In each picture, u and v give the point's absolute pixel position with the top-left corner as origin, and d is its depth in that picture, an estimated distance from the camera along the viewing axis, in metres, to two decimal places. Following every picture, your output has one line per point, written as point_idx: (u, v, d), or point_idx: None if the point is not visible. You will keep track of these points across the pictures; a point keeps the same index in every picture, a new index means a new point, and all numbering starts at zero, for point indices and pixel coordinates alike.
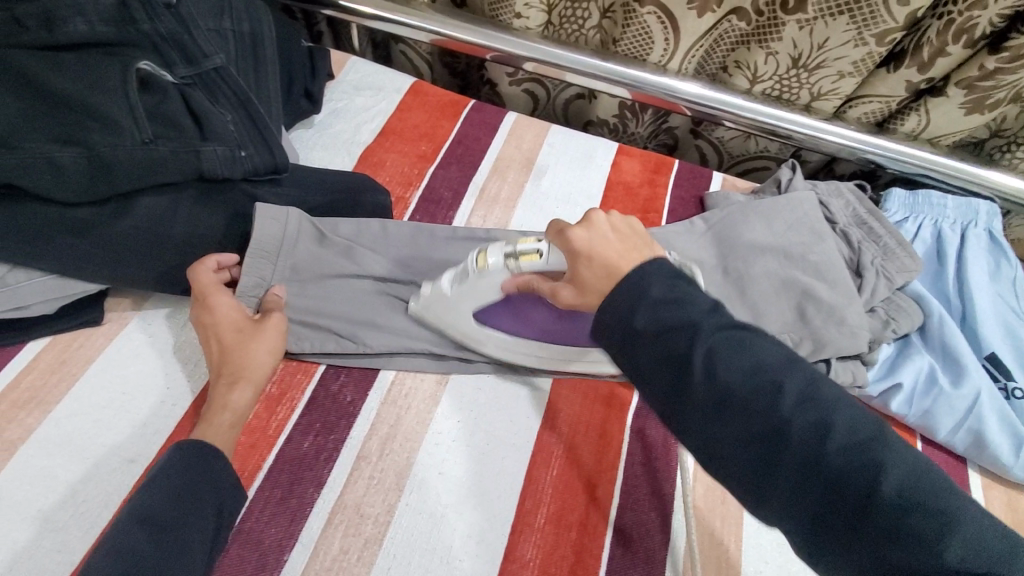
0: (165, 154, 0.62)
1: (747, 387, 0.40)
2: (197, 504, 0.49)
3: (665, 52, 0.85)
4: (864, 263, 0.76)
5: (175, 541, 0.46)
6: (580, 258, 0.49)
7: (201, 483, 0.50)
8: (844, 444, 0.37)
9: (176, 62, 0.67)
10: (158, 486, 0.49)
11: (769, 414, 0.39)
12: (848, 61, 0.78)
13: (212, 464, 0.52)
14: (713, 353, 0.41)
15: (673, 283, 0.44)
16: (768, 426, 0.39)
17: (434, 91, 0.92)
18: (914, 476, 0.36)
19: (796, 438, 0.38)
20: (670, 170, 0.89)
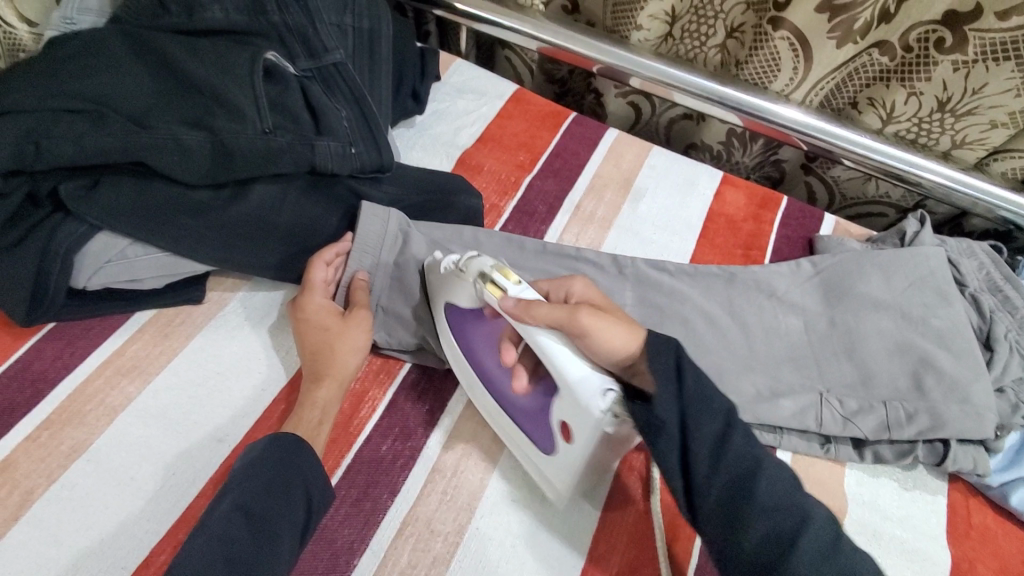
0: (282, 145, 0.63)
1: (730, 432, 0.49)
2: (289, 497, 0.49)
3: (790, 82, 0.80)
4: (997, 335, 0.68)
5: (267, 534, 0.46)
6: (584, 322, 0.49)
7: (293, 476, 0.50)
8: (776, 505, 0.46)
9: (298, 54, 0.69)
10: (251, 476, 0.49)
11: (740, 461, 0.48)
12: (1003, 111, 0.71)
13: (302, 461, 0.51)
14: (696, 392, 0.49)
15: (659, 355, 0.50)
16: (739, 485, 0.47)
17: (536, 101, 0.91)
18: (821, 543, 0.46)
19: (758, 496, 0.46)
20: (777, 207, 0.84)
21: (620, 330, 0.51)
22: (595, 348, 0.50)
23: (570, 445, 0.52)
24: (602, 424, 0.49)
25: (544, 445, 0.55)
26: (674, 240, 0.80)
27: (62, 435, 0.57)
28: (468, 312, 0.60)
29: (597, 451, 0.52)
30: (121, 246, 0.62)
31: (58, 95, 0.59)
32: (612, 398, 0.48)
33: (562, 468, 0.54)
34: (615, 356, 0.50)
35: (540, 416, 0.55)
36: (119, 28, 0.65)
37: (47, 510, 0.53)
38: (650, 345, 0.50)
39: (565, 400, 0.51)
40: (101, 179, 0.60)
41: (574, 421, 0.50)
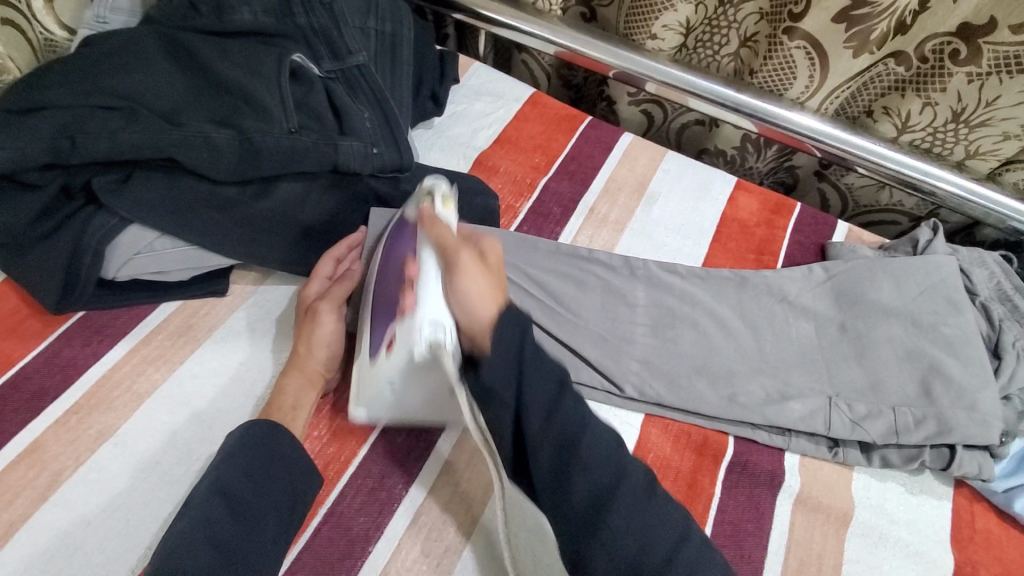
0: (307, 144, 0.65)
1: (560, 432, 0.49)
2: (271, 485, 0.51)
3: (806, 90, 0.80)
4: (1005, 343, 0.69)
5: (252, 519, 0.49)
6: (456, 267, 0.52)
7: (273, 461, 0.53)
8: (629, 525, 0.48)
9: (323, 56, 0.71)
10: (231, 464, 0.51)
11: (588, 478, 0.49)
12: (1017, 123, 0.71)
13: (281, 446, 0.53)
14: (541, 390, 0.51)
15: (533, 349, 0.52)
16: (578, 492, 0.48)
17: (552, 104, 0.92)
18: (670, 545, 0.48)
19: (613, 515, 0.48)
20: (790, 212, 0.85)
21: (489, 290, 0.52)
22: (455, 293, 0.51)
23: (388, 356, 0.53)
24: (412, 346, 0.50)
25: (373, 351, 0.57)
26: (686, 244, 0.81)
27: (91, 420, 0.59)
28: (407, 225, 0.62)
29: (408, 373, 0.53)
30: (149, 239, 0.64)
31: (94, 92, 0.61)
32: (436, 335, 0.50)
33: (371, 381, 0.56)
34: (473, 313, 0.51)
35: (382, 327, 0.57)
36: (152, 28, 0.67)
37: (75, 490, 0.55)
38: (502, 316, 0.51)
39: (405, 324, 0.52)
40: (133, 174, 0.62)
41: (400, 335, 0.52)
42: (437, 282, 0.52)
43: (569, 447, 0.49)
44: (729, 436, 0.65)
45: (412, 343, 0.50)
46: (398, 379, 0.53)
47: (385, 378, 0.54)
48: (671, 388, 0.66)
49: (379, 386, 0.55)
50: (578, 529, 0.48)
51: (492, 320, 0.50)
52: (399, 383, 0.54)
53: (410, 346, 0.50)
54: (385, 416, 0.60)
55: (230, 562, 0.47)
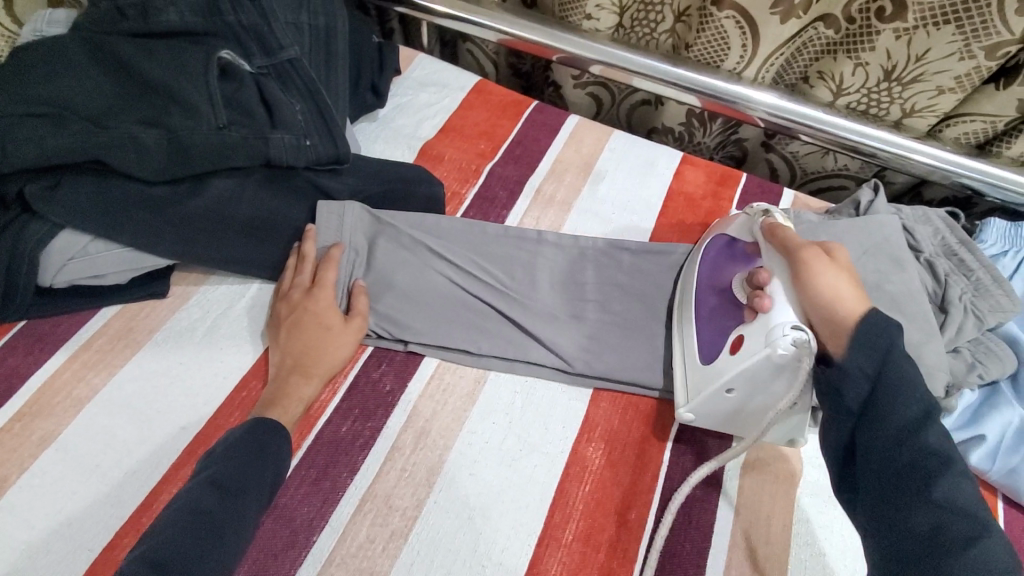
0: (236, 139, 0.65)
1: (880, 394, 0.48)
2: (262, 474, 0.51)
3: (741, 59, 0.81)
4: (950, 298, 0.68)
5: (240, 505, 0.48)
6: (801, 276, 0.55)
7: (268, 456, 0.52)
8: (956, 507, 0.43)
9: (254, 52, 0.70)
10: (230, 456, 0.51)
11: (900, 433, 0.46)
12: (950, 75, 0.71)
13: (278, 443, 0.54)
14: (884, 351, 0.49)
15: (878, 341, 0.49)
16: (900, 449, 0.46)
17: (498, 90, 0.92)
18: (963, 495, 0.43)
19: (938, 487, 0.43)
20: (737, 183, 0.85)
21: (846, 287, 0.54)
22: (814, 289, 0.54)
23: (733, 356, 0.58)
24: (772, 342, 0.54)
25: (705, 357, 0.62)
26: (633, 220, 0.81)
27: (31, 427, 0.58)
28: (734, 250, 0.68)
29: (753, 373, 0.56)
30: (82, 243, 0.63)
31: (18, 99, 0.61)
32: (799, 336, 0.53)
33: (707, 379, 0.60)
34: (835, 311, 0.52)
35: (717, 339, 0.62)
36: (76, 33, 0.67)
37: (15, 499, 0.55)
38: (864, 314, 0.51)
39: (756, 322, 0.58)
40: (62, 180, 0.62)
41: (756, 337, 0.56)
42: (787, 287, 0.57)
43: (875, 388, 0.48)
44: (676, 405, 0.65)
45: (776, 341, 0.54)
46: (740, 382, 0.57)
47: (725, 385, 0.58)
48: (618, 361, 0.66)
49: (711, 391, 0.59)
50: (878, 504, 0.46)
51: (852, 319, 0.51)
52: (738, 389, 0.58)
53: (769, 346, 0.54)
54: (708, 423, 0.62)
55: (211, 546, 0.44)
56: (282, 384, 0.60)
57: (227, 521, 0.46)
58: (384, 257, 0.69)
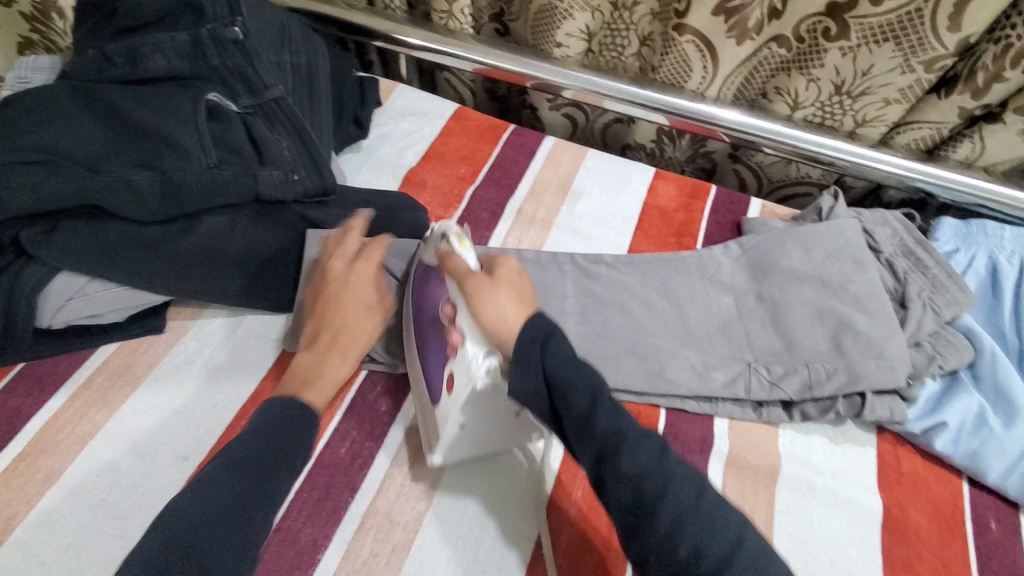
0: (227, 178, 0.68)
1: (581, 387, 0.50)
2: (289, 455, 0.53)
3: (703, 80, 0.86)
4: (909, 294, 0.73)
5: (266, 490, 0.50)
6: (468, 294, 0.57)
7: (291, 438, 0.54)
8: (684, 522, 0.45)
9: (240, 92, 0.73)
10: (247, 442, 0.52)
11: (588, 420, 0.49)
12: (893, 88, 0.77)
13: (298, 421, 0.56)
14: (574, 369, 0.51)
15: (574, 367, 0.51)
16: (595, 439, 0.48)
17: (475, 116, 0.96)
18: (647, 456, 0.47)
19: (625, 463, 0.47)
20: (707, 195, 0.90)
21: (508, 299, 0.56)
22: (483, 309, 0.55)
23: (451, 395, 0.59)
24: (473, 377, 0.56)
25: (433, 394, 0.62)
26: (611, 234, 0.85)
27: (38, 464, 0.60)
28: (431, 270, 0.66)
29: (471, 408, 0.58)
30: (81, 284, 0.65)
31: (15, 147, 0.63)
32: (490, 364, 0.56)
33: (439, 420, 0.60)
34: (498, 329, 0.54)
35: (439, 372, 0.62)
36: (68, 84, 0.70)
37: (24, 536, 0.56)
38: (530, 319, 0.54)
39: (461, 356, 0.58)
40: (60, 224, 0.64)
41: (460, 373, 0.58)
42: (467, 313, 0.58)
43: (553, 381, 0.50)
44: (660, 409, 0.69)
45: (473, 375, 0.56)
46: (468, 416, 0.58)
47: (453, 422, 0.58)
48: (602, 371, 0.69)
49: (448, 429, 0.59)
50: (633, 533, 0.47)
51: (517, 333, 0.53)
52: (467, 424, 0.59)
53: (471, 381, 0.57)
54: (464, 454, 0.61)
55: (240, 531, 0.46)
56: (319, 363, 0.63)
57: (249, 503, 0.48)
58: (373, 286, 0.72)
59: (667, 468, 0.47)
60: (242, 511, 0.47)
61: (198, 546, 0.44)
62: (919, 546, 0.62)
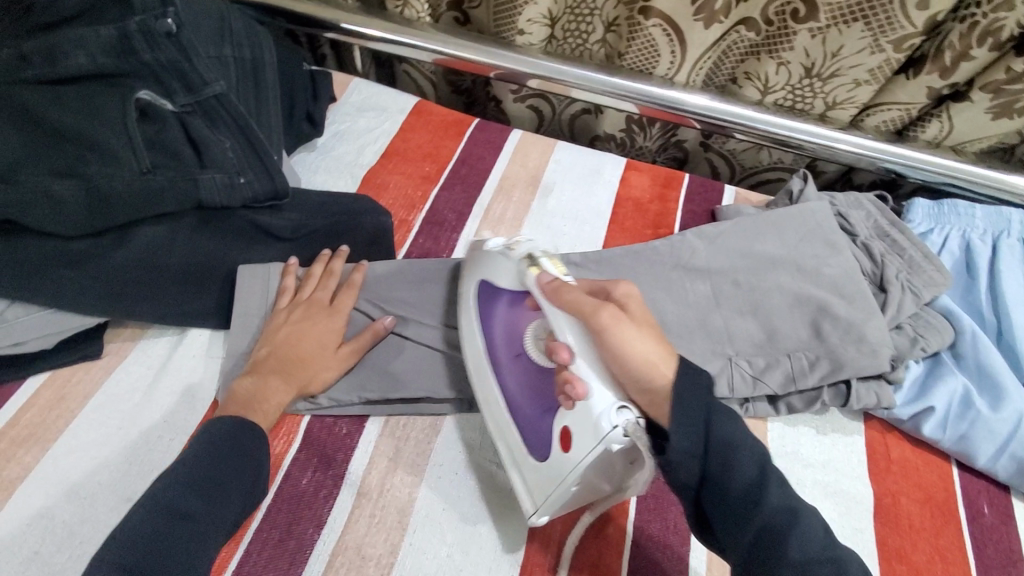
0: (162, 183, 0.62)
1: (745, 460, 0.47)
2: (239, 470, 0.51)
3: (672, 65, 0.83)
4: (888, 277, 0.72)
5: (210, 503, 0.49)
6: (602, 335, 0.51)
7: (242, 455, 0.52)
8: None
9: (175, 90, 0.65)
10: (202, 454, 0.51)
11: (755, 498, 0.46)
12: (864, 69, 0.75)
13: (256, 441, 0.54)
14: (733, 442, 0.47)
15: (742, 441, 0.48)
16: (755, 518, 0.46)
17: (438, 111, 0.91)
18: (812, 540, 0.45)
19: (793, 548, 0.44)
20: (680, 184, 0.87)
21: (647, 344, 0.51)
22: (625, 356, 0.50)
23: (568, 455, 0.50)
24: (609, 436, 0.47)
25: (541, 453, 0.54)
26: (585, 230, 0.82)
27: None
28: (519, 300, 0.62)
29: (594, 468, 0.49)
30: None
31: None
32: (627, 419, 0.48)
33: (551, 480, 0.52)
34: (650, 384, 0.49)
35: (545, 422, 0.55)
36: None
37: None
38: (678, 379, 0.49)
39: (579, 408, 0.50)
40: None
41: (580, 428, 0.49)
42: (594, 358, 0.51)
43: (725, 453, 0.47)
44: None
45: (604, 435, 0.47)
46: (587, 476, 0.50)
47: (571, 483, 0.50)
48: None
49: (561, 490, 0.51)
50: None
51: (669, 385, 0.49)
52: (584, 483, 0.51)
53: (601, 443, 0.48)
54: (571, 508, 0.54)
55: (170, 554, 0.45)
56: (263, 385, 0.59)
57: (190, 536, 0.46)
58: None
59: (830, 553, 0.45)
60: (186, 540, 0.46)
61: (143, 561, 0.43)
62: (913, 537, 0.61)
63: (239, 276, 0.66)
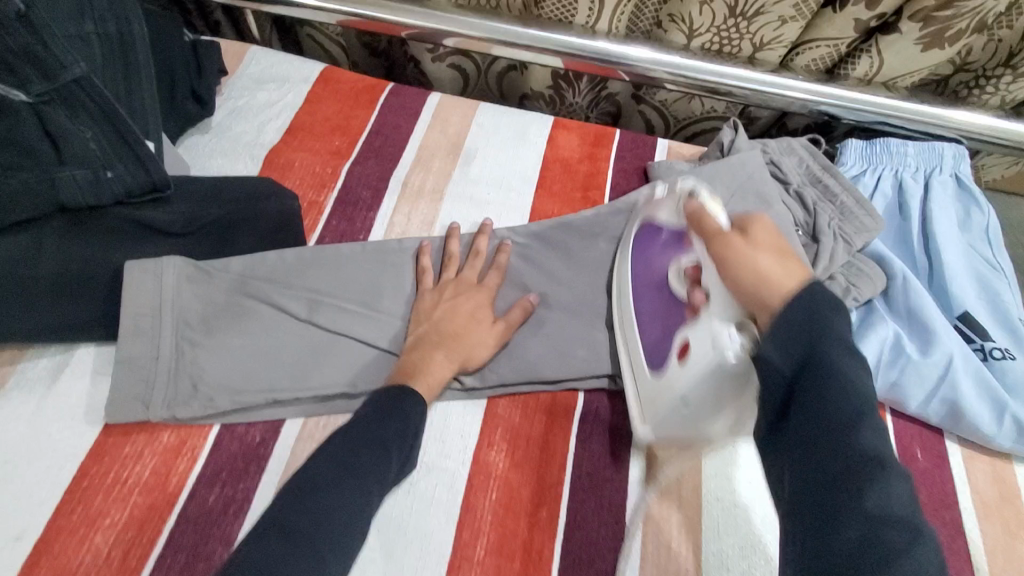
0: (17, 187, 0.54)
1: (826, 353, 0.40)
2: (399, 435, 0.51)
3: (591, 12, 0.78)
4: (820, 226, 0.69)
5: (359, 479, 0.47)
6: (727, 256, 0.51)
7: (402, 421, 0.52)
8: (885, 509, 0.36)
9: (28, 77, 0.53)
10: (355, 430, 0.50)
11: (830, 425, 0.39)
12: (788, 4, 0.70)
13: (409, 404, 0.53)
14: (812, 326, 0.41)
15: (815, 309, 0.42)
16: (815, 359, 0.41)
17: (346, 78, 0.84)
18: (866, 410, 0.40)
19: (831, 402, 0.39)
20: (611, 141, 0.83)
21: (782, 262, 0.48)
22: (746, 279, 0.48)
23: (683, 365, 0.54)
24: (720, 347, 0.49)
25: (655, 366, 0.58)
26: (511, 197, 0.77)
27: None
28: (663, 234, 0.64)
29: (707, 381, 0.51)
30: None
31: None
32: (737, 340, 0.48)
33: (663, 390, 0.55)
34: (775, 292, 0.46)
35: (665, 340, 0.58)
36: None
37: None
38: (802, 289, 0.44)
39: (699, 322, 0.54)
40: None
41: (699, 342, 0.52)
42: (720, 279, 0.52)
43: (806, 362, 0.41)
44: (577, 391, 0.64)
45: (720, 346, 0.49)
46: (696, 391, 0.52)
47: (678, 396, 0.54)
48: (507, 358, 0.63)
49: (669, 402, 0.55)
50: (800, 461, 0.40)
51: (780, 300, 0.45)
52: (693, 403, 0.53)
53: (719, 351, 0.49)
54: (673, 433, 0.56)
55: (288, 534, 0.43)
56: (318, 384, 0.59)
57: (343, 495, 0.46)
58: (217, 315, 0.60)
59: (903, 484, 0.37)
60: (337, 518, 0.45)
61: (279, 549, 0.41)
62: None
63: (129, 273, 0.58)
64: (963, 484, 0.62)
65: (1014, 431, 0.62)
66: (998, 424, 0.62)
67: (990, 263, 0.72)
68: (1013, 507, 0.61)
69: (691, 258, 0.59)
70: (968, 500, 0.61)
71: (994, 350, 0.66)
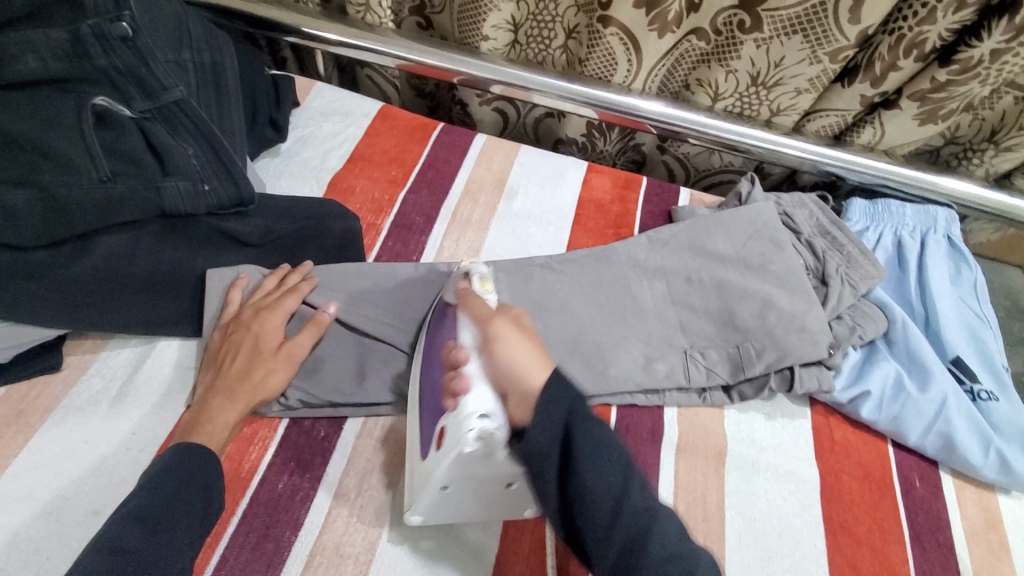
0: (123, 191, 0.60)
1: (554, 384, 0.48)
2: (193, 495, 0.50)
3: (629, 73, 0.88)
4: (829, 271, 0.77)
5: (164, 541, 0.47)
6: (490, 346, 0.53)
7: (196, 479, 0.51)
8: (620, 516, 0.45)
9: (132, 95, 0.62)
10: (155, 488, 0.50)
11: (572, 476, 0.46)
12: (804, 78, 0.81)
13: (200, 462, 0.53)
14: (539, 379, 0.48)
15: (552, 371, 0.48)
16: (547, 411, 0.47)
17: (403, 115, 0.92)
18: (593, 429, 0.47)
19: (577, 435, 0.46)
20: (639, 186, 0.91)
21: (531, 356, 0.52)
22: (505, 368, 0.51)
23: (439, 451, 0.52)
24: (463, 440, 0.50)
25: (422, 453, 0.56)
26: (549, 231, 0.85)
27: None
28: (450, 314, 0.61)
29: (458, 467, 0.51)
30: None
31: None
32: (485, 425, 0.49)
33: (423, 481, 0.54)
34: (529, 379, 0.50)
35: (433, 421, 0.56)
36: None
37: None
38: (547, 385, 0.48)
39: (452, 414, 0.52)
40: None
41: (450, 428, 0.51)
42: (484, 355, 0.54)
43: (580, 495, 0.46)
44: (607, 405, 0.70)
45: (464, 436, 0.50)
46: (453, 481, 0.52)
47: (437, 485, 0.52)
48: None
49: (430, 492, 0.53)
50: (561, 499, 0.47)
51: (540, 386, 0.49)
52: (451, 484, 0.53)
53: (465, 436, 0.50)
54: (446, 518, 0.56)
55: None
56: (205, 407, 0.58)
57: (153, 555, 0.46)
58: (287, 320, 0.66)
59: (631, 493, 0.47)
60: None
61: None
62: (857, 512, 0.66)
63: (206, 280, 0.66)
64: (957, 511, 0.68)
65: (1000, 465, 0.68)
66: (985, 457, 0.68)
67: (979, 315, 0.80)
68: (1001, 535, 0.67)
69: (456, 343, 0.56)
70: (958, 524, 0.67)
71: (982, 391, 0.73)
